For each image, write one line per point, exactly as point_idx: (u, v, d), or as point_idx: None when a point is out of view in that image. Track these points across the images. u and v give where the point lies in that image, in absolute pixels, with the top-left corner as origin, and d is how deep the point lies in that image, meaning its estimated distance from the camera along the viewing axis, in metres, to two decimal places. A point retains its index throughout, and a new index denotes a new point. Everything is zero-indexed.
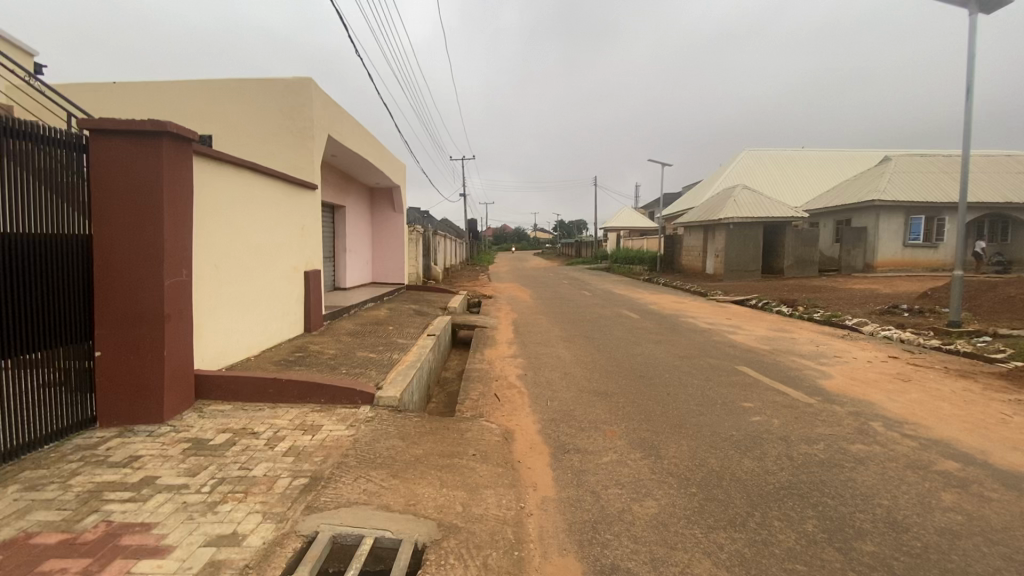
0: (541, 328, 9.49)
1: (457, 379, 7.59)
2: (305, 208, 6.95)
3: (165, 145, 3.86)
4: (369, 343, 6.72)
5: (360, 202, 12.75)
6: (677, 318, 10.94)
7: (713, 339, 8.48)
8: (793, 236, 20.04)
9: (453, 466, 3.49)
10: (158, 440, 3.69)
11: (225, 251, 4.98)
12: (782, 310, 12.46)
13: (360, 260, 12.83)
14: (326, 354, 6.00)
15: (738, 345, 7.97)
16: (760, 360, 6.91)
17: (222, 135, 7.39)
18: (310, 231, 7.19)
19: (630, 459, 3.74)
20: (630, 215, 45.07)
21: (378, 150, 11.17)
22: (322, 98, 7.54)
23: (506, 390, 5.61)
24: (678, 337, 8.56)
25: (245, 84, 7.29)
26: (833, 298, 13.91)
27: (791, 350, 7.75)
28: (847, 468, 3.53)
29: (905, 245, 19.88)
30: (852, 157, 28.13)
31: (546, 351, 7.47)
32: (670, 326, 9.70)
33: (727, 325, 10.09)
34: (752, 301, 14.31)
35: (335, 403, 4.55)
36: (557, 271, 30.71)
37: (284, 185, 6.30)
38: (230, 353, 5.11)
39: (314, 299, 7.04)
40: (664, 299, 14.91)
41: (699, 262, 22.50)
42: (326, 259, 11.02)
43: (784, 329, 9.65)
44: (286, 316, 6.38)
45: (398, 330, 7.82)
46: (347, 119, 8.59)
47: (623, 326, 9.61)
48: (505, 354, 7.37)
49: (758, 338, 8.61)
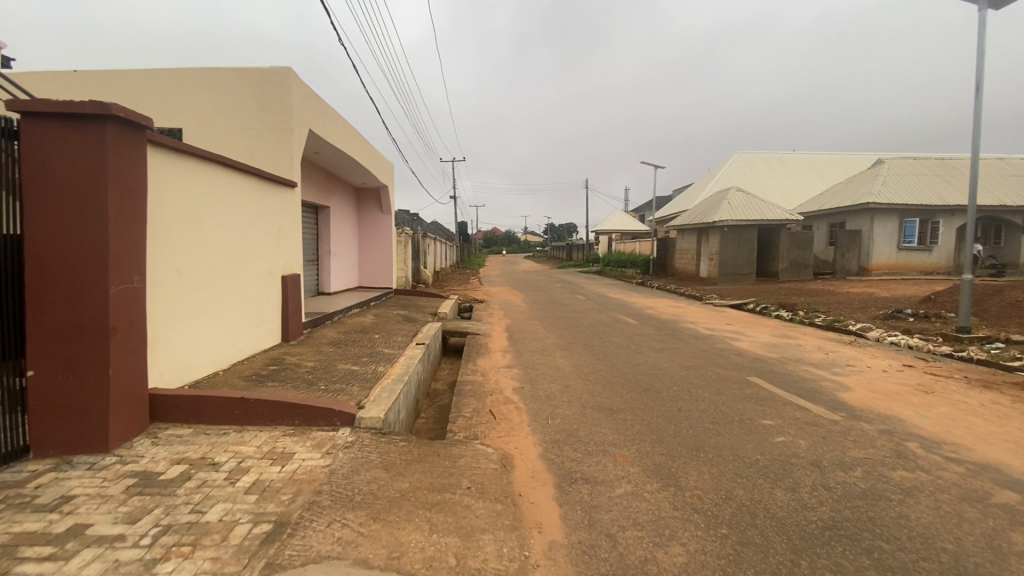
0: (536, 335, 9.01)
1: (447, 391, 7.09)
2: (282, 208, 6.45)
3: (110, 131, 3.33)
4: (352, 354, 6.21)
5: (346, 203, 12.23)
6: (676, 323, 10.51)
7: (717, 346, 8.06)
8: (787, 239, 19.80)
9: (444, 505, 3.00)
10: (98, 475, 3.16)
11: (189, 254, 4.45)
12: (782, 314, 12.11)
13: (346, 264, 12.29)
14: (304, 367, 5.48)
15: (744, 353, 7.55)
16: (770, 369, 6.49)
17: (192, 128, 6.84)
18: (289, 232, 6.68)
19: (646, 491, 3.27)
20: (621, 217, 44.79)
21: (364, 149, 10.68)
22: (302, 90, 7.03)
23: (502, 406, 5.13)
24: (680, 344, 8.12)
25: (218, 73, 6.77)
26: (832, 302, 13.60)
27: (800, 357, 7.35)
28: (895, 502, 3.09)
29: (899, 249, 19.73)
30: (844, 161, 28.07)
31: (543, 361, 7.00)
32: (670, 332, 9.28)
33: (729, 331, 9.67)
34: (749, 305, 13.97)
35: (310, 425, 4.04)
36: (548, 274, 30.24)
37: (259, 181, 5.77)
38: (194, 369, 4.58)
39: (292, 306, 6.53)
40: (660, 303, 14.51)
41: (692, 265, 22.17)
42: (308, 262, 10.46)
43: (789, 335, 9.26)
44: (261, 325, 5.86)
45: (384, 338, 7.31)
46: (330, 114, 8.09)
47: (622, 332, 9.16)
48: (499, 365, 6.88)
49: (764, 345, 8.21)
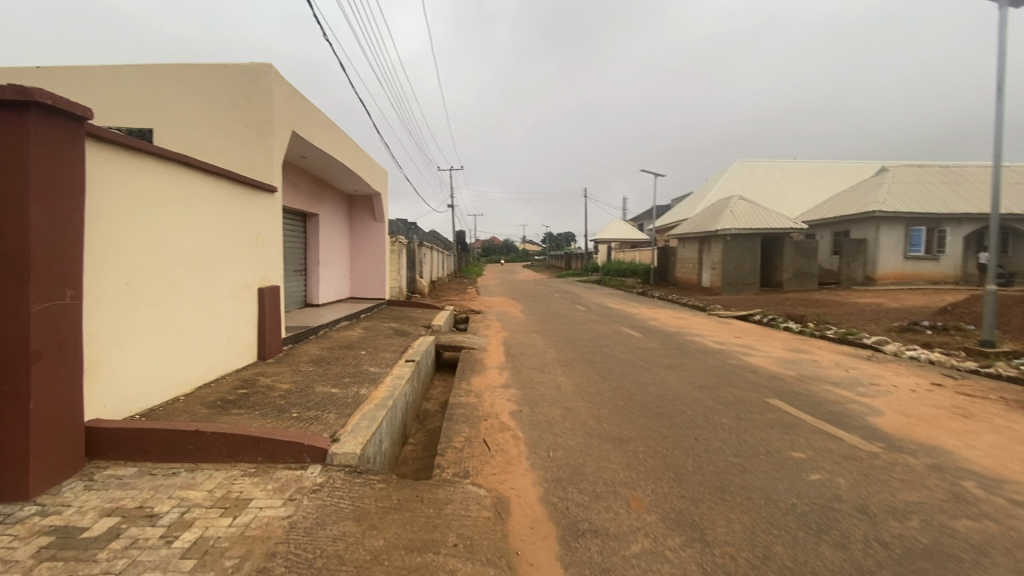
0: (534, 350, 8.46)
1: (438, 413, 6.54)
2: (258, 214, 5.96)
3: (35, 121, 2.83)
4: (334, 373, 5.67)
5: (337, 210, 11.75)
6: (682, 336, 9.99)
7: (729, 362, 7.52)
8: (791, 248, 19.34)
9: (424, 572, 2.46)
10: (7, 532, 2.61)
11: (142, 265, 3.95)
12: (791, 326, 11.60)
13: (336, 274, 11.77)
14: (278, 389, 4.94)
15: (759, 370, 7.01)
16: (790, 389, 5.96)
17: (164, 128, 6.34)
18: (267, 240, 6.18)
19: (668, 548, 2.74)
20: (620, 226, 44.39)
21: (355, 154, 10.22)
22: (284, 88, 6.56)
23: (497, 434, 4.60)
24: (689, 360, 7.58)
25: (193, 70, 6.30)
26: (842, 313, 13.07)
27: (819, 375, 6.83)
28: (969, 564, 2.57)
29: (906, 258, 19.29)
30: (846, 169, 27.73)
31: (542, 379, 6.46)
32: (677, 346, 8.77)
33: (739, 345, 9.15)
34: (756, 316, 13.45)
35: (276, 462, 3.52)
36: (547, 284, 29.77)
37: (229, 185, 5.30)
38: (148, 394, 4.05)
39: (270, 320, 6.03)
40: (663, 315, 13.99)
41: (694, 274, 21.68)
42: (295, 272, 9.94)
43: (803, 350, 8.73)
44: (232, 342, 5.35)
45: (371, 355, 6.77)
46: (316, 115, 7.63)
47: (626, 346, 8.64)
48: (495, 384, 6.34)
49: (778, 361, 7.69)
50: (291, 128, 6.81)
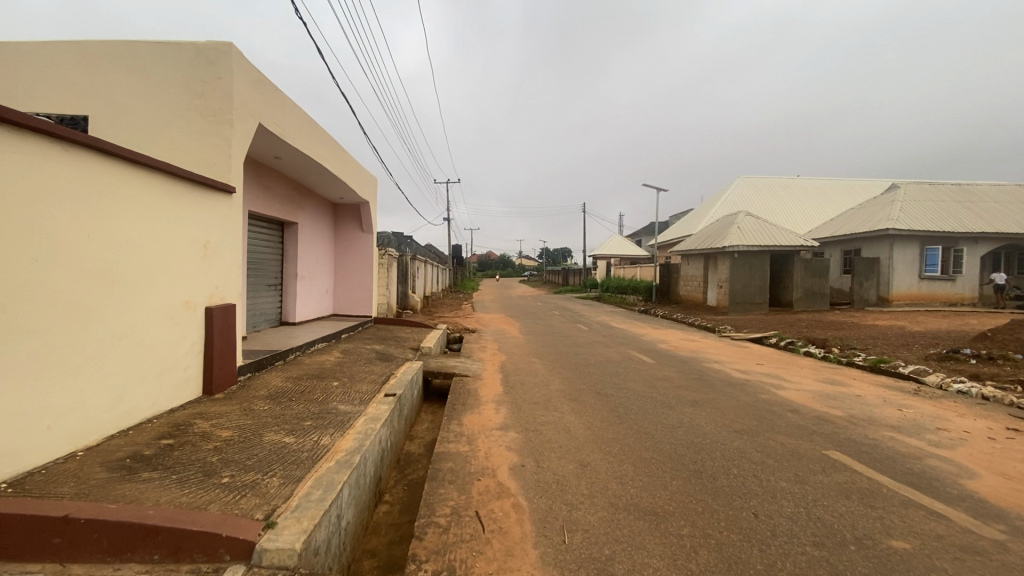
0: (536, 379, 7.39)
1: (421, 459, 5.46)
2: (209, 217, 4.99)
3: None
4: (294, 414, 4.61)
5: (321, 219, 10.80)
6: (700, 363, 8.95)
7: (761, 398, 6.50)
8: (801, 266, 18.46)
9: None
10: None
11: (12, 280, 2.96)
12: (815, 351, 10.62)
13: (317, 289, 10.73)
14: (216, 437, 3.88)
15: (800, 410, 5.98)
16: (845, 437, 4.94)
17: (102, 115, 5.37)
18: (221, 250, 5.19)
19: None
20: (619, 242, 43.58)
21: (340, 157, 9.28)
22: (248, 73, 5.65)
23: (495, 502, 3.54)
24: (715, 394, 6.57)
25: (138, 48, 5.35)
26: (866, 337, 12.10)
27: (872, 415, 5.82)
28: None
29: (920, 278, 18.44)
30: (852, 187, 27.07)
31: (548, 419, 5.41)
32: (695, 375, 7.76)
33: (766, 374, 8.14)
34: (772, 339, 12.47)
35: (180, 563, 2.49)
36: (545, 300, 28.83)
37: (163, 181, 4.33)
38: (29, 451, 3.07)
39: (219, 347, 5.00)
40: (672, 336, 12.98)
41: (699, 292, 20.74)
42: (267, 286, 8.92)
43: (839, 382, 7.73)
44: (166, 374, 4.34)
45: (344, 388, 5.71)
46: (290, 107, 6.74)
47: (639, 375, 7.61)
48: (491, 425, 5.28)
49: (817, 396, 6.68)
50: (257, 119, 5.86)
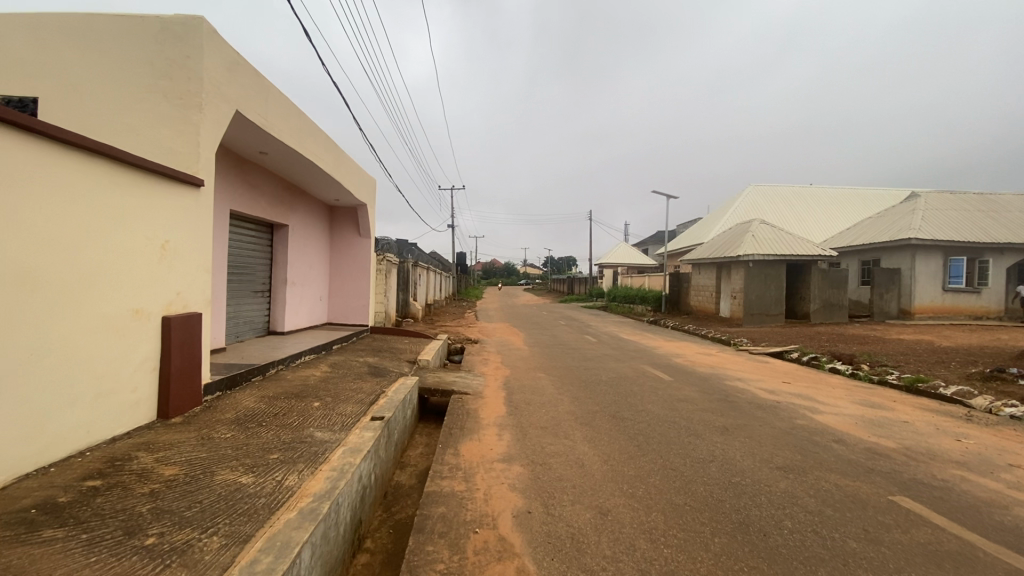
0: (543, 398, 6.67)
1: (412, 493, 4.73)
2: (170, 211, 4.34)
3: None
4: (261, 444, 3.93)
5: (315, 222, 10.18)
6: (722, 381, 8.18)
7: (798, 424, 5.74)
8: (819, 277, 17.68)
9: None
10: None
11: None
12: (843, 369, 9.84)
13: (309, 296, 10.07)
14: (156, 478, 3.20)
15: (845, 439, 5.22)
16: (910, 478, 4.18)
17: (57, 99, 4.77)
18: (185, 250, 4.53)
19: None
20: (626, 251, 42.86)
21: (335, 156, 8.64)
22: (223, 53, 5.02)
23: (494, 567, 2.83)
24: (745, 419, 5.84)
25: (99, 23, 4.74)
26: (895, 353, 11.29)
27: (930, 447, 5.07)
28: None
29: (944, 290, 17.60)
30: (867, 196, 26.26)
31: (559, 450, 4.68)
32: (719, 396, 7.01)
33: (797, 395, 7.37)
34: (793, 354, 11.69)
35: None
36: (551, 309, 28.07)
37: (108, 168, 3.69)
38: None
39: (178, 364, 4.33)
40: (687, 350, 12.23)
41: (711, 303, 19.99)
42: (253, 293, 8.28)
43: (879, 405, 6.96)
44: (107, 396, 3.68)
45: (325, 410, 5.00)
46: (276, 96, 6.13)
47: (658, 395, 6.88)
48: (492, 456, 4.56)
49: (860, 423, 5.93)
50: (234, 106, 5.23)
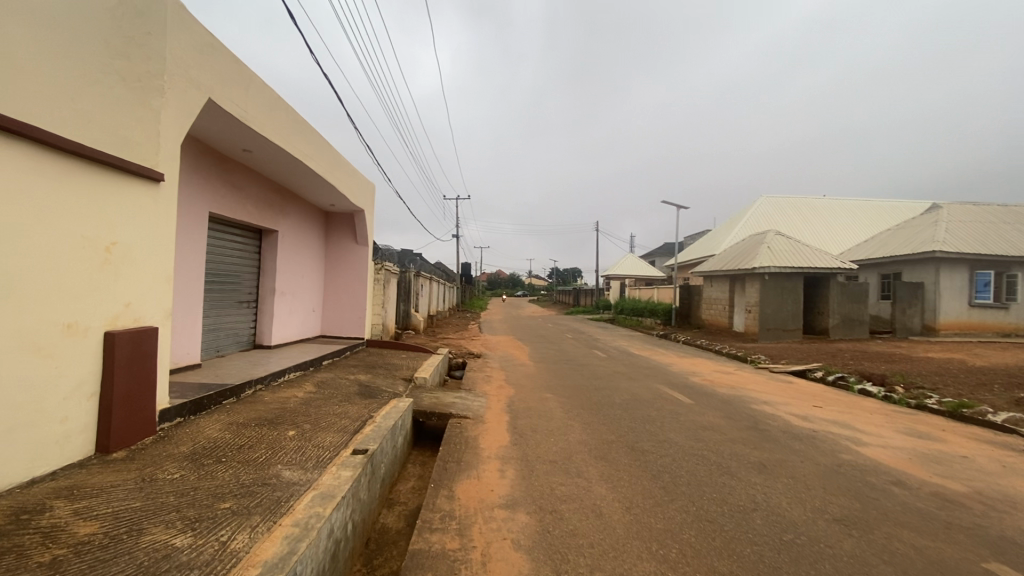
0: (551, 425, 5.94)
1: (398, 540, 4.01)
2: (118, 208, 3.72)
3: None
4: (214, 489, 3.25)
5: (309, 228, 9.59)
6: (747, 405, 7.42)
7: (845, 460, 4.99)
8: (838, 291, 16.92)
9: None
10: None
11: None
12: (875, 390, 9.08)
13: (301, 307, 9.44)
14: (65, 541, 2.52)
15: (905, 482, 4.47)
16: (999, 537, 3.45)
17: None
18: (137, 254, 3.89)
19: None
20: (634, 263, 42.13)
21: (329, 157, 8.04)
22: (189, 31, 4.43)
23: None
24: (783, 453, 5.11)
25: None
26: (929, 374, 10.51)
27: (1006, 492, 4.33)
28: None
29: (970, 305, 16.81)
30: (883, 208, 25.48)
31: (572, 494, 3.97)
32: (748, 423, 6.26)
33: (833, 423, 6.60)
34: (817, 373, 10.93)
35: None
36: (557, 321, 27.33)
37: (24, 150, 3.05)
38: None
39: (123, 390, 3.68)
40: (703, 368, 11.48)
41: (723, 317, 19.24)
42: (237, 303, 7.65)
43: (927, 435, 6.21)
44: (23, 430, 3.02)
45: (300, 440, 4.33)
46: (258, 88, 5.55)
47: (680, 422, 6.16)
48: (492, 502, 3.86)
49: (914, 458, 5.19)
50: (204, 93, 4.63)
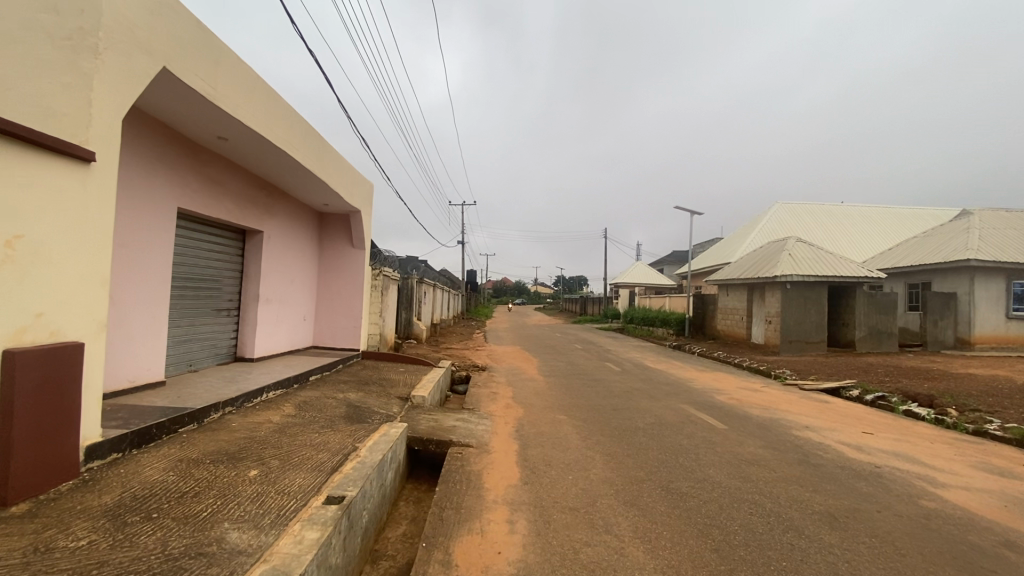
0: (567, 457, 5.05)
1: None
2: (20, 194, 2.91)
3: None
4: (125, 567, 2.41)
5: (299, 229, 8.81)
6: (789, 431, 6.50)
7: (931, 511, 4.08)
8: (865, 301, 15.97)
9: None
10: None
11: None
12: (925, 413, 8.15)
13: (290, 315, 8.65)
14: None
15: (1019, 543, 3.56)
16: None
17: None
18: (53, 250, 3.08)
19: None
20: (643, 271, 41.20)
21: (320, 149, 7.24)
22: None
23: None
24: (851, 499, 4.23)
25: None
26: (979, 394, 9.55)
27: None
28: None
29: (1007, 317, 15.83)
30: (904, 216, 24.50)
31: (601, 560, 3.11)
32: (798, 457, 5.34)
33: (895, 456, 5.67)
34: (853, 391, 10.00)
35: None
36: (564, 330, 26.53)
37: None
38: None
39: (29, 425, 2.88)
40: (727, 384, 10.57)
41: (740, 327, 18.33)
42: (215, 311, 6.87)
43: (1009, 472, 5.31)
44: None
45: (262, 484, 3.48)
46: (230, 61, 4.77)
47: (718, 453, 5.29)
48: (500, 572, 3.00)
49: (1011, 505, 4.29)
50: (158, 62, 3.85)
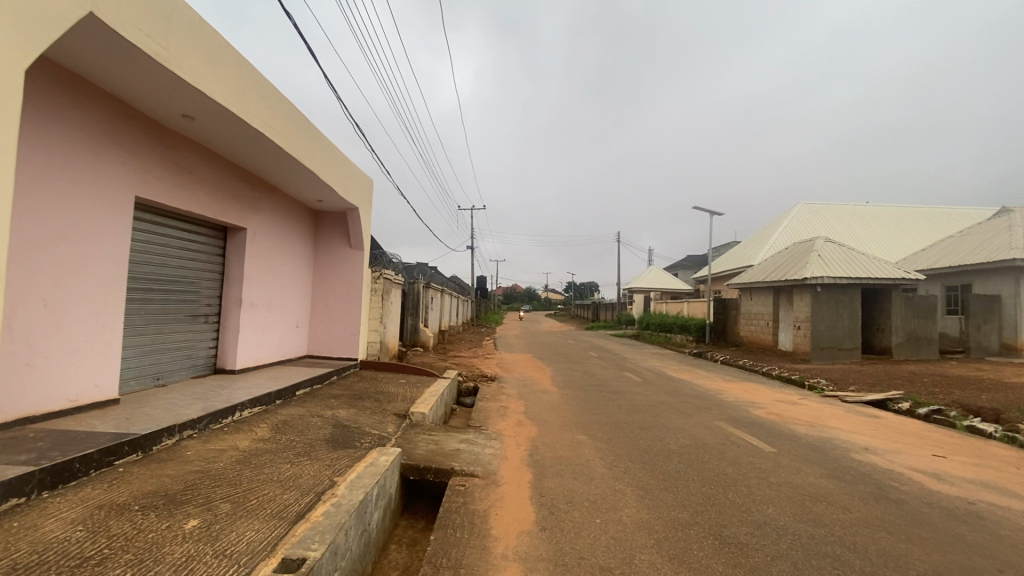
0: (593, 492, 4.18)
1: None
2: None
3: None
4: None
5: (291, 229, 8.07)
6: (848, 455, 5.55)
7: None
8: (902, 304, 14.88)
9: None
10: None
11: None
12: (995, 429, 7.14)
13: (280, 321, 7.88)
14: None
15: None
16: None
17: None
18: None
19: None
20: (657, 276, 40.13)
21: (309, 137, 6.49)
22: None
23: None
24: (959, 553, 3.30)
25: None
26: None
27: None
28: None
29: None
30: (934, 216, 23.32)
31: None
32: (873, 491, 4.39)
33: (985, 487, 4.71)
34: (904, 403, 8.97)
35: None
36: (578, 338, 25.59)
37: None
38: None
39: None
40: (762, 396, 9.58)
41: (765, 333, 17.28)
42: (191, 317, 6.10)
43: None
44: None
45: (197, 542, 2.63)
46: (185, 18, 4.00)
47: (774, 486, 4.38)
48: None
49: None
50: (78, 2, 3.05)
